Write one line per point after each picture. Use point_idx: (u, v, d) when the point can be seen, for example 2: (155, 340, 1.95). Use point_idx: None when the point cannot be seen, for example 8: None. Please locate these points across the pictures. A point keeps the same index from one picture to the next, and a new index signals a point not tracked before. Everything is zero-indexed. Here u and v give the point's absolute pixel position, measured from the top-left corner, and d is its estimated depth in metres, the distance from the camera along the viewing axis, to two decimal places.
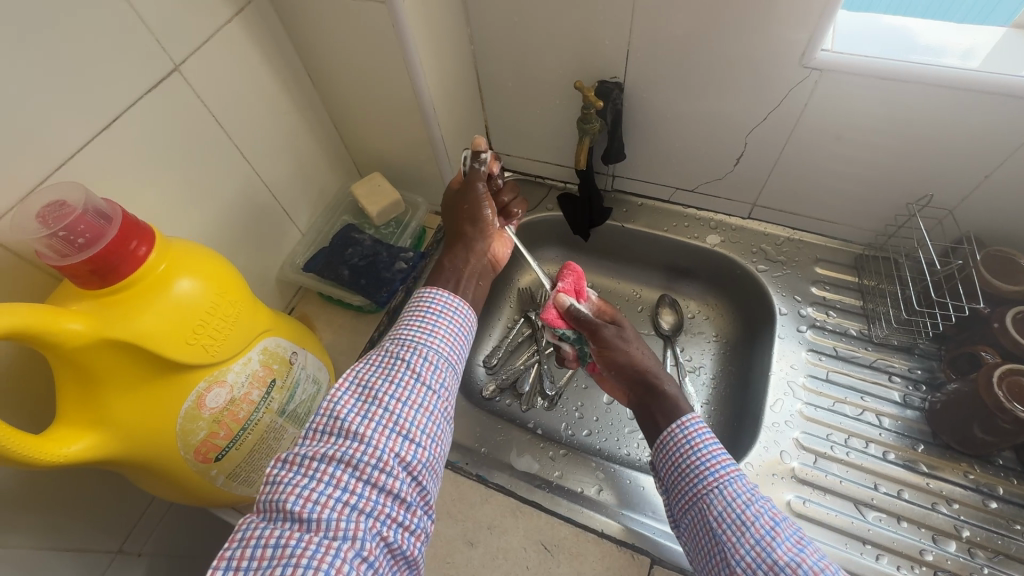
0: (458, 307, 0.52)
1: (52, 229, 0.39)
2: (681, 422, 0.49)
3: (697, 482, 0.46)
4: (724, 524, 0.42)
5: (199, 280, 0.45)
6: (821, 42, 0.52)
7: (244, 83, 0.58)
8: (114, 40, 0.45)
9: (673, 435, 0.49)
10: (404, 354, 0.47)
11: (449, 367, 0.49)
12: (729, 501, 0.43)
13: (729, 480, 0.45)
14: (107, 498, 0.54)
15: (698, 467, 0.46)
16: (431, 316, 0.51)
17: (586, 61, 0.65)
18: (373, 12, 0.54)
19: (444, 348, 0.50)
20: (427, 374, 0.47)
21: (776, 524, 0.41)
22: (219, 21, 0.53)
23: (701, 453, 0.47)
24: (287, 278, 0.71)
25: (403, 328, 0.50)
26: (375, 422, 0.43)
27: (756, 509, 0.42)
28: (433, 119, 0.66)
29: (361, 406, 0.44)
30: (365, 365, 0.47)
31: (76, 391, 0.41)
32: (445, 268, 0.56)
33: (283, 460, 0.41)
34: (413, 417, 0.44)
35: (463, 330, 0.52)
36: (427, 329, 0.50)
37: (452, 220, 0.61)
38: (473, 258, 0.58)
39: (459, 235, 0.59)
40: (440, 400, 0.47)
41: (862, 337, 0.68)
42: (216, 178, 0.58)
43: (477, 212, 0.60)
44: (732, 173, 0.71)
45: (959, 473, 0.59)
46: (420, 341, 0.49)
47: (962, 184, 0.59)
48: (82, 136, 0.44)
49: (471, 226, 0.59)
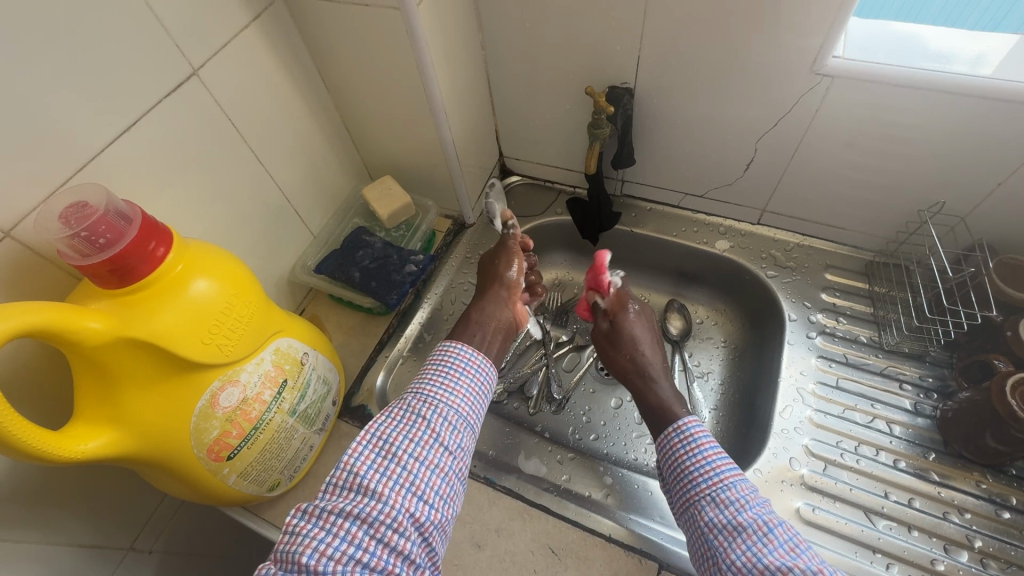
0: (480, 364, 0.53)
1: (75, 230, 0.39)
2: (677, 427, 0.50)
3: (690, 488, 0.46)
4: (716, 530, 0.43)
5: (214, 281, 0.45)
6: (832, 49, 0.52)
7: (259, 87, 0.59)
8: (136, 44, 0.46)
9: (670, 438, 0.50)
10: (425, 411, 0.47)
11: (468, 427, 0.49)
12: (721, 507, 0.44)
13: (723, 486, 0.45)
14: (120, 495, 0.55)
15: (692, 472, 0.47)
16: (453, 372, 0.51)
17: (597, 67, 0.65)
18: (387, 19, 0.55)
19: (464, 408, 0.50)
20: (446, 435, 0.47)
21: (768, 530, 0.41)
22: (237, 27, 0.54)
23: (696, 458, 0.47)
24: (298, 280, 0.72)
25: (426, 384, 0.50)
26: (393, 481, 0.43)
27: (748, 515, 0.42)
28: (445, 124, 0.66)
29: (380, 463, 0.44)
30: (385, 419, 0.47)
31: (96, 388, 0.42)
32: (471, 322, 0.57)
33: (303, 511, 0.41)
34: (429, 478, 0.44)
35: (483, 388, 0.52)
36: (449, 385, 0.50)
37: (481, 279, 0.65)
38: (497, 313, 0.59)
39: (485, 293, 0.61)
40: (456, 460, 0.47)
41: (872, 344, 0.68)
42: (231, 180, 0.59)
43: (503, 272, 0.63)
44: (742, 179, 0.71)
45: (971, 482, 0.58)
46: (441, 399, 0.49)
47: (975, 191, 0.58)
48: (102, 139, 0.45)
49: (497, 285, 0.62)
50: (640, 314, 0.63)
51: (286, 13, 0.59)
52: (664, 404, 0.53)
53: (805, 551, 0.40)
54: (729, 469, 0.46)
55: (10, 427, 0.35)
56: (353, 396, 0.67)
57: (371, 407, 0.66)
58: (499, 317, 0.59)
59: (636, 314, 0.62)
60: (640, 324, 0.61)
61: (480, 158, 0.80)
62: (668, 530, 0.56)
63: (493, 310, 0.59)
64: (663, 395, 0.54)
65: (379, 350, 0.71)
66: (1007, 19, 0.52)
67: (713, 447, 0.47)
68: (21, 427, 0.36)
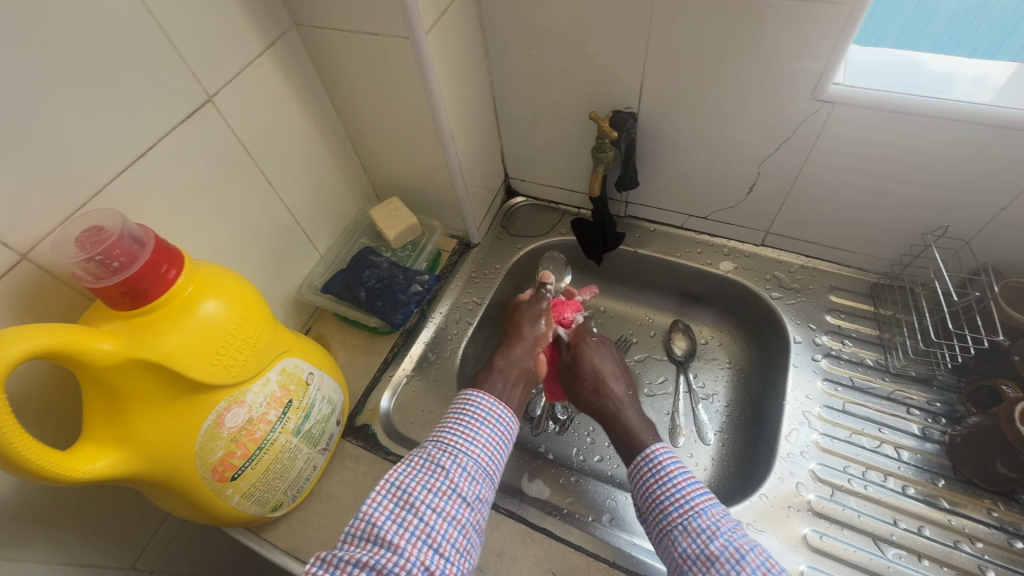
0: (502, 415, 0.54)
1: (90, 254, 0.40)
2: (647, 455, 0.53)
3: (663, 518, 0.48)
4: (690, 560, 0.44)
5: (223, 303, 0.46)
6: (832, 76, 0.53)
7: (271, 111, 0.60)
8: (154, 73, 0.47)
9: (640, 467, 0.52)
10: (445, 462, 0.48)
11: (487, 478, 0.50)
12: (693, 536, 0.45)
13: (694, 514, 0.47)
14: (122, 516, 0.54)
15: (664, 505, 0.49)
16: (474, 422, 0.52)
17: (602, 92, 0.67)
18: (397, 48, 0.57)
19: (484, 459, 0.50)
20: (464, 486, 0.47)
21: (739, 557, 0.43)
22: (251, 55, 0.56)
23: (667, 488, 0.49)
24: (305, 299, 0.73)
25: (447, 434, 0.51)
26: (410, 532, 0.44)
27: (720, 543, 0.44)
28: (451, 147, 0.68)
29: (397, 513, 0.44)
30: (405, 468, 0.48)
31: (103, 407, 0.42)
32: (494, 370, 0.58)
33: (322, 559, 0.42)
34: (445, 530, 0.45)
35: (505, 440, 0.53)
36: (469, 436, 0.51)
37: (507, 322, 0.66)
38: (519, 359, 0.60)
39: (517, 334, 0.63)
40: (473, 511, 0.47)
41: (878, 367, 0.68)
42: (241, 201, 0.60)
43: (536, 316, 0.65)
44: (745, 201, 0.72)
45: (982, 510, 0.57)
46: (461, 448, 0.50)
47: (978, 216, 0.59)
48: (118, 164, 0.47)
49: (528, 327, 0.64)
50: (601, 345, 0.66)
51: (299, 41, 0.61)
52: (631, 431, 0.56)
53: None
54: (701, 497, 0.48)
55: (17, 446, 0.35)
56: (356, 415, 0.67)
57: (374, 427, 0.66)
58: (524, 362, 0.60)
59: (597, 347, 0.65)
60: (607, 359, 0.64)
61: (486, 179, 0.81)
62: None
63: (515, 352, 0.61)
64: (630, 422, 0.58)
65: (383, 369, 0.72)
66: (1008, 42, 0.52)
67: (684, 478, 0.50)
68: (28, 446, 0.36)
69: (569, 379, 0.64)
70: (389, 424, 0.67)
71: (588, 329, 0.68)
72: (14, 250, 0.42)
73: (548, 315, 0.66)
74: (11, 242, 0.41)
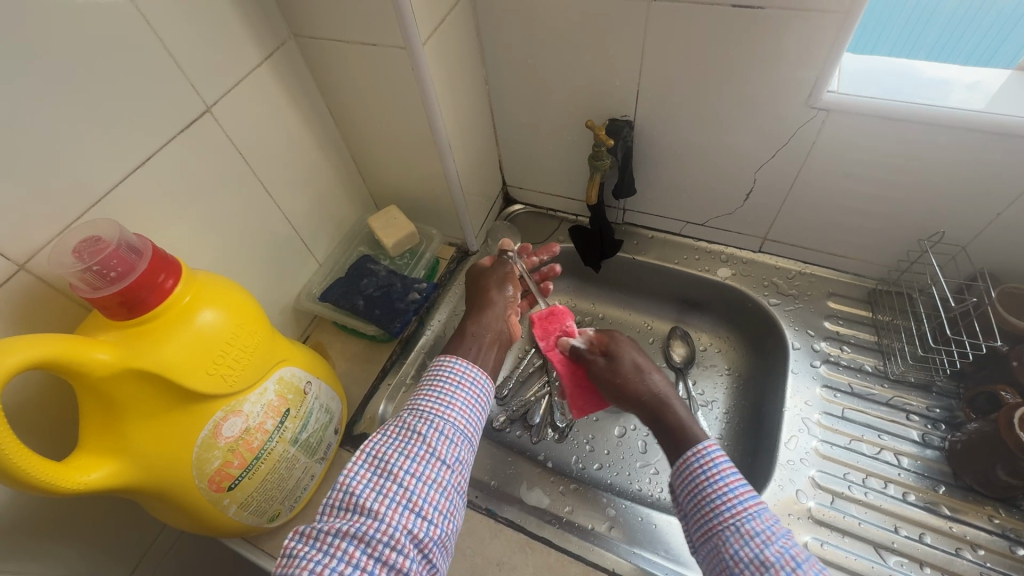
0: (476, 377, 0.52)
1: (87, 264, 0.40)
2: (698, 451, 0.47)
3: (712, 517, 0.43)
4: (742, 564, 0.40)
5: (221, 312, 0.46)
6: (827, 84, 0.54)
7: (270, 121, 0.61)
8: (153, 84, 0.48)
9: (689, 463, 0.47)
10: (421, 427, 0.47)
11: (467, 441, 0.48)
12: (746, 539, 0.41)
13: (748, 517, 0.42)
14: (117, 528, 0.54)
15: (715, 506, 0.44)
16: (448, 387, 0.50)
17: (598, 101, 0.67)
18: (394, 58, 0.57)
19: (461, 422, 0.49)
20: (442, 449, 0.46)
21: (797, 566, 0.38)
22: (249, 66, 0.56)
23: (718, 487, 0.44)
24: (303, 307, 0.73)
25: (421, 398, 0.49)
26: (389, 499, 0.42)
27: (775, 549, 0.39)
28: (449, 155, 0.68)
29: (375, 481, 0.43)
30: (381, 438, 0.46)
31: (99, 417, 0.42)
32: (468, 334, 0.57)
33: (300, 533, 0.40)
34: (427, 494, 0.43)
35: (481, 403, 0.51)
36: (444, 399, 0.49)
37: (474, 287, 0.66)
38: (490, 325, 0.59)
39: (483, 301, 0.62)
40: (455, 474, 0.46)
41: (877, 373, 0.68)
42: (239, 210, 0.60)
43: (501, 282, 0.65)
44: (741, 208, 0.72)
45: (983, 517, 0.57)
46: (438, 414, 0.48)
47: (974, 222, 0.59)
48: (117, 175, 0.47)
49: (496, 292, 0.63)
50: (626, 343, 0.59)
51: (297, 51, 0.62)
52: (684, 424, 0.50)
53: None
54: (755, 500, 0.43)
55: (14, 456, 0.35)
56: (355, 424, 0.67)
57: None
58: (494, 327, 0.59)
59: (623, 346, 0.59)
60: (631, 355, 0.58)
61: (484, 187, 0.82)
62: (672, 564, 0.55)
63: (481, 316, 0.60)
64: (680, 414, 0.51)
65: (381, 378, 0.71)
66: (1007, 43, 0.53)
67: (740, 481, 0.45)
68: (25, 458, 0.36)
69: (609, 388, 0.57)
70: None
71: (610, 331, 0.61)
72: (12, 261, 0.42)
73: (515, 279, 0.66)
74: (9, 252, 0.41)
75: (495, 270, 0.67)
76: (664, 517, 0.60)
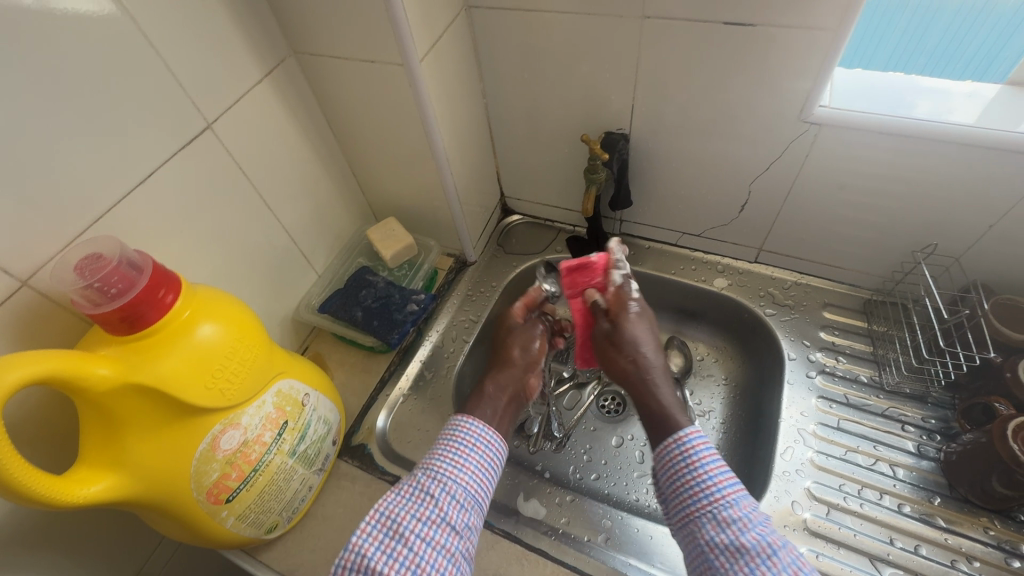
0: (492, 441, 0.51)
1: (89, 281, 0.41)
2: (680, 438, 0.47)
3: (691, 504, 0.45)
4: (717, 550, 0.42)
5: (220, 326, 0.47)
6: (818, 99, 0.55)
7: (270, 136, 0.62)
8: (155, 102, 0.49)
9: (669, 450, 0.47)
10: (434, 489, 0.46)
11: (476, 507, 0.47)
12: (723, 527, 0.42)
13: (725, 505, 0.43)
14: (115, 540, 0.54)
15: (694, 493, 0.45)
16: (463, 448, 0.49)
17: (594, 115, 0.68)
18: (392, 75, 0.58)
19: (473, 486, 0.48)
20: (453, 515, 0.45)
21: (773, 553, 0.40)
22: (250, 83, 0.57)
23: (697, 474, 0.45)
24: (302, 318, 0.74)
25: (436, 458, 0.49)
26: (399, 563, 0.42)
27: (751, 536, 0.41)
28: (446, 169, 0.69)
29: (386, 544, 0.43)
30: (394, 497, 0.46)
31: (100, 431, 0.43)
32: (486, 395, 0.55)
33: None
34: (434, 559, 0.43)
35: (494, 466, 0.51)
36: (458, 461, 0.49)
37: (496, 342, 0.62)
38: (510, 386, 0.57)
39: (503, 361, 0.59)
40: (463, 541, 0.45)
41: (873, 384, 0.68)
42: (239, 224, 0.61)
43: (526, 340, 0.61)
44: (737, 220, 0.73)
45: (979, 528, 0.57)
46: (451, 476, 0.47)
47: (967, 234, 0.59)
48: (119, 191, 0.48)
49: (518, 352, 0.60)
50: (640, 316, 0.56)
51: (297, 68, 0.63)
52: (665, 410, 0.49)
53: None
54: (734, 489, 0.44)
55: (14, 471, 0.36)
56: (353, 434, 0.68)
57: (371, 446, 0.66)
58: (513, 386, 0.57)
59: (636, 317, 0.55)
60: (640, 329, 0.55)
61: (482, 199, 0.82)
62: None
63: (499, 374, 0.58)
64: (665, 399, 0.50)
65: (380, 389, 0.72)
66: (1001, 55, 0.54)
67: (719, 470, 0.45)
68: (26, 472, 0.37)
69: (603, 350, 0.56)
70: (384, 443, 0.67)
71: (630, 294, 0.58)
72: (15, 277, 0.43)
73: (541, 336, 0.62)
74: (13, 269, 0.42)
75: (523, 324, 0.63)
76: (659, 528, 0.60)
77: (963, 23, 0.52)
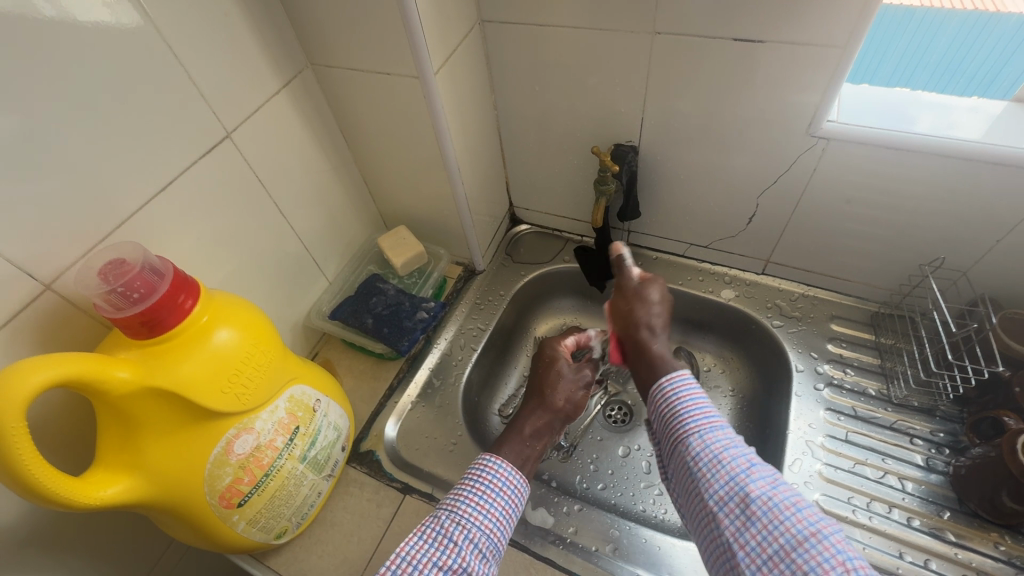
0: (517, 485, 0.51)
1: (112, 286, 0.42)
2: (670, 377, 0.53)
3: (680, 426, 0.50)
4: (701, 463, 0.47)
5: (236, 331, 0.47)
6: (826, 114, 0.55)
7: (286, 145, 0.63)
8: (178, 113, 0.50)
9: (665, 384, 0.52)
10: (457, 536, 0.47)
11: (496, 554, 0.47)
12: (708, 444, 0.47)
13: (710, 427, 0.48)
14: (124, 544, 0.55)
15: (682, 415, 0.50)
16: (489, 492, 0.50)
17: (603, 127, 0.69)
18: (406, 86, 0.59)
19: (494, 533, 0.48)
20: (474, 565, 0.45)
21: (752, 465, 0.46)
22: (268, 94, 0.58)
23: (686, 405, 0.50)
24: (312, 324, 0.74)
25: (462, 501, 0.49)
26: None
27: (733, 452, 0.46)
28: (458, 178, 0.70)
29: None
30: (416, 541, 0.47)
31: (117, 434, 0.43)
32: (523, 435, 0.55)
33: None
34: None
35: (516, 509, 0.51)
36: (483, 506, 0.49)
37: (537, 376, 0.62)
38: (548, 435, 0.57)
39: (547, 407, 0.58)
40: None
41: (881, 397, 0.68)
42: (254, 231, 0.62)
43: (571, 391, 0.60)
44: (744, 231, 0.73)
45: (989, 543, 0.57)
46: (473, 521, 0.48)
47: (974, 248, 0.60)
48: (140, 198, 0.49)
49: (564, 402, 0.59)
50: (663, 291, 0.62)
51: (313, 79, 0.64)
52: (661, 356, 0.55)
53: (786, 483, 0.44)
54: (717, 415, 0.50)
55: (32, 471, 0.36)
56: (361, 441, 0.68)
57: (379, 452, 0.67)
58: (548, 435, 0.57)
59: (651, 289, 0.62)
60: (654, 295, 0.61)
61: (491, 208, 0.83)
62: None
63: (541, 418, 0.57)
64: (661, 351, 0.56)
65: (388, 396, 0.72)
66: (1005, 70, 0.54)
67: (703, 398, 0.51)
68: (44, 472, 0.37)
69: (626, 299, 0.62)
70: (393, 450, 0.67)
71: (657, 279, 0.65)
72: (38, 280, 0.44)
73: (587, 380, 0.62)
74: (37, 273, 0.43)
75: (574, 372, 0.62)
76: (666, 537, 0.60)
77: (966, 37, 0.52)
